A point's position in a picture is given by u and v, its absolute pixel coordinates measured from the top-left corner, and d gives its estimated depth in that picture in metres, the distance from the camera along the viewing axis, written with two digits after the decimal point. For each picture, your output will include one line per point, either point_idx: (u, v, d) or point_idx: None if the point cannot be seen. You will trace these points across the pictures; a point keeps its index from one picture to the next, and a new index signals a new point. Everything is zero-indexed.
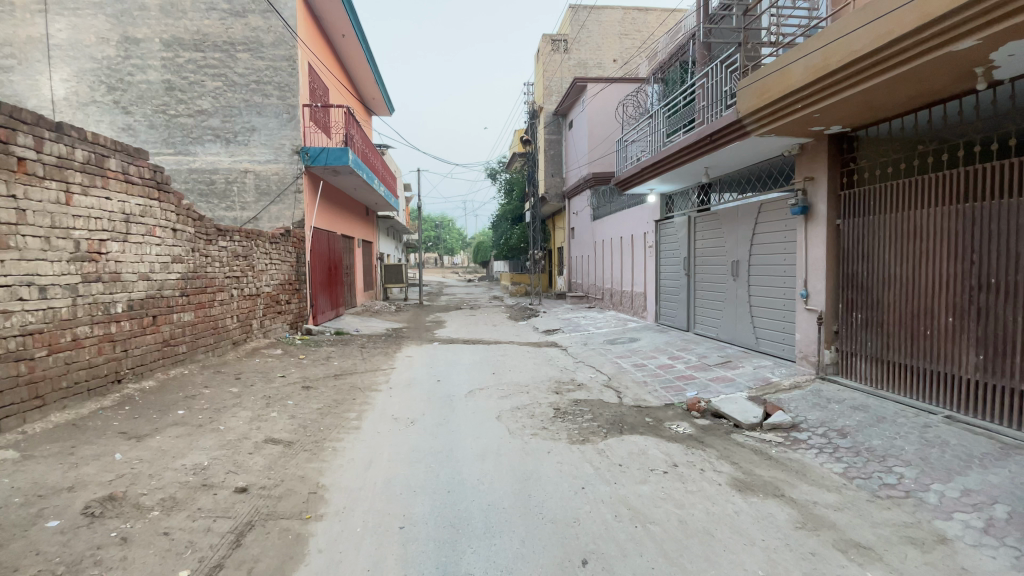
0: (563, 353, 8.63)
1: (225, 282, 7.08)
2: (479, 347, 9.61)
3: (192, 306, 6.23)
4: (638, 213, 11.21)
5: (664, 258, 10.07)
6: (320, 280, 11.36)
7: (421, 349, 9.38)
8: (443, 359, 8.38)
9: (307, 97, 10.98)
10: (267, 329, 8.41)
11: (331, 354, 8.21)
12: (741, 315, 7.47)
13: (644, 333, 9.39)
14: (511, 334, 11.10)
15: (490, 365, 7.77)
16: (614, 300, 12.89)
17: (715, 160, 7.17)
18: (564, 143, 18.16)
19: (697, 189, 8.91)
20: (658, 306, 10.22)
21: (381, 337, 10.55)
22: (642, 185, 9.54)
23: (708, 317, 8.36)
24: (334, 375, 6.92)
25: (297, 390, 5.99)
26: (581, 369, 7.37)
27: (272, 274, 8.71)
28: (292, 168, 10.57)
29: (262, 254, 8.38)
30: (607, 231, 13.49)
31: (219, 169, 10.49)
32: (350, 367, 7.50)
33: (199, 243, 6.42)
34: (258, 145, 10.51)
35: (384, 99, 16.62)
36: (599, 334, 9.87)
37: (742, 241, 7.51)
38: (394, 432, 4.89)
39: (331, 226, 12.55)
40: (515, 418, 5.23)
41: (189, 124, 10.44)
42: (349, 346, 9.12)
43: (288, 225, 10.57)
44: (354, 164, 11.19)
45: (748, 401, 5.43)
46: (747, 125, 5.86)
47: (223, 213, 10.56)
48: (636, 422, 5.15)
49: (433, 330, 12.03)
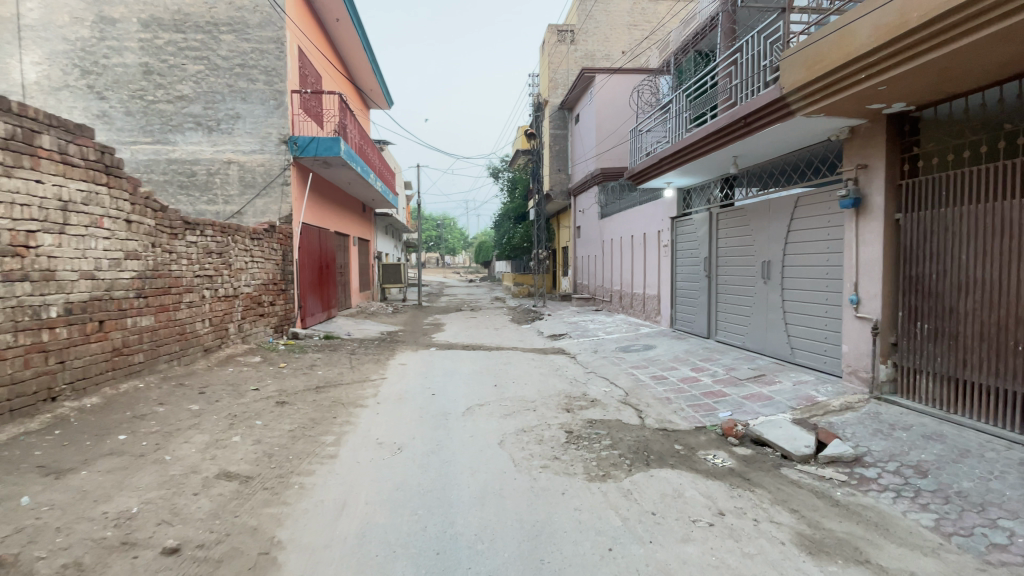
0: (571, 363, 7.83)
1: (195, 282, 6.29)
2: (480, 354, 8.80)
3: (151, 309, 5.44)
4: (652, 210, 10.39)
5: (680, 258, 9.29)
6: (310, 280, 10.57)
7: (416, 356, 8.58)
8: (440, 368, 7.59)
9: (296, 83, 10.17)
10: (246, 333, 7.63)
11: (316, 362, 7.42)
12: (773, 322, 6.69)
13: (660, 340, 8.57)
14: (514, 339, 10.29)
15: (493, 376, 6.96)
16: (623, 303, 12.11)
17: (746, 148, 6.38)
18: (570, 138, 17.36)
19: (720, 182, 8.12)
20: (674, 310, 9.45)
21: (373, 342, 9.75)
22: (659, 179, 8.75)
23: (733, 324, 7.58)
24: (316, 388, 6.11)
25: (269, 407, 5.20)
26: (593, 382, 6.57)
27: (252, 273, 7.93)
28: (280, 158, 9.78)
29: (241, 251, 7.60)
30: (616, 229, 12.69)
31: (201, 160, 9.71)
32: (335, 378, 6.70)
33: (161, 237, 5.64)
34: (243, 134, 9.73)
35: (383, 90, 15.85)
36: (610, 341, 9.06)
37: (774, 240, 6.72)
38: (376, 462, 4.08)
39: (324, 222, 11.78)
40: (521, 444, 4.43)
41: (168, 111, 9.66)
42: (337, 352, 8.33)
43: (274, 220, 9.78)
44: (347, 156, 10.40)
45: (794, 426, 4.63)
46: (791, 103, 5.06)
47: (204, 207, 9.77)
48: (664, 451, 4.36)
49: (430, 334, 11.24)
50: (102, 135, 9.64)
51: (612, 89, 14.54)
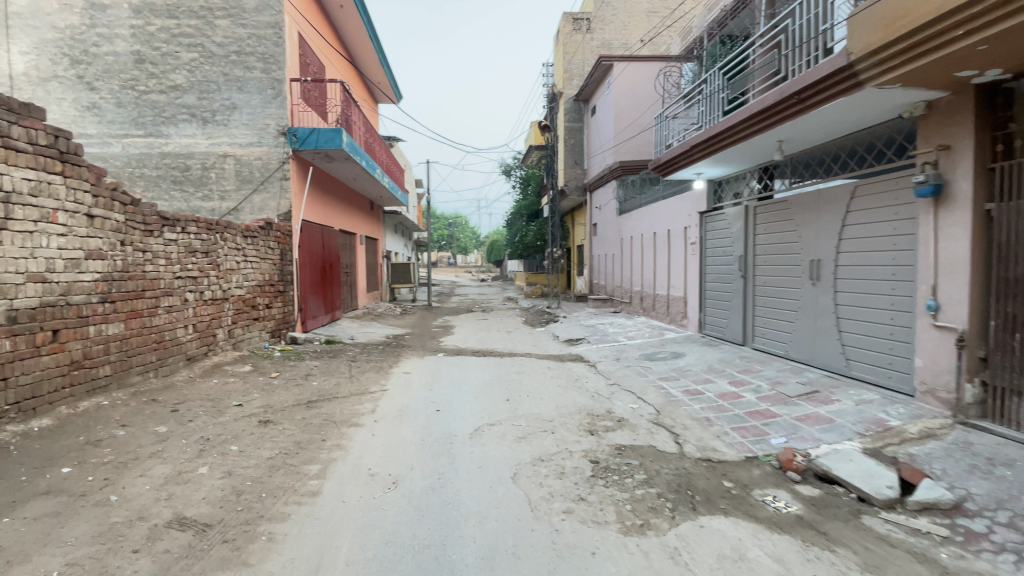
0: (592, 372, 7.08)
1: (175, 285, 5.68)
2: (491, 361, 8.09)
3: (120, 315, 4.84)
4: (678, 204, 9.60)
5: (709, 256, 8.51)
6: (312, 281, 9.96)
7: (422, 363, 7.90)
8: (447, 378, 6.89)
9: (296, 71, 9.53)
10: (237, 339, 7.02)
11: (312, 371, 6.77)
12: (824, 329, 5.90)
13: (690, 347, 7.79)
14: (528, 344, 9.57)
15: (505, 387, 6.24)
16: (645, 305, 11.33)
17: (795, 130, 5.60)
18: (586, 131, 16.57)
19: (758, 172, 7.36)
20: (703, 313, 8.66)
21: (378, 347, 9.10)
22: (688, 170, 7.96)
23: (774, 331, 6.80)
24: (307, 402, 5.44)
25: (250, 428, 4.54)
26: (619, 397, 5.81)
27: (245, 273, 7.33)
28: (278, 151, 9.15)
29: (232, 249, 7.00)
30: (637, 226, 11.89)
31: (195, 153, 9.12)
32: (331, 390, 6.03)
33: (133, 233, 5.03)
34: (239, 126, 9.11)
35: (391, 82, 15.21)
36: (633, 347, 8.29)
37: (823, 235, 5.93)
38: (364, 503, 3.38)
39: (328, 220, 11.16)
40: (539, 479, 3.71)
41: (161, 102, 9.08)
42: (337, 359, 7.67)
43: (272, 217, 9.15)
44: (350, 149, 9.72)
45: (867, 459, 3.87)
46: (860, 72, 4.27)
47: (199, 203, 9.18)
48: (712, 489, 3.62)
49: (439, 338, 10.57)
50: (92, 128, 9.09)
51: (632, 77, 13.72)
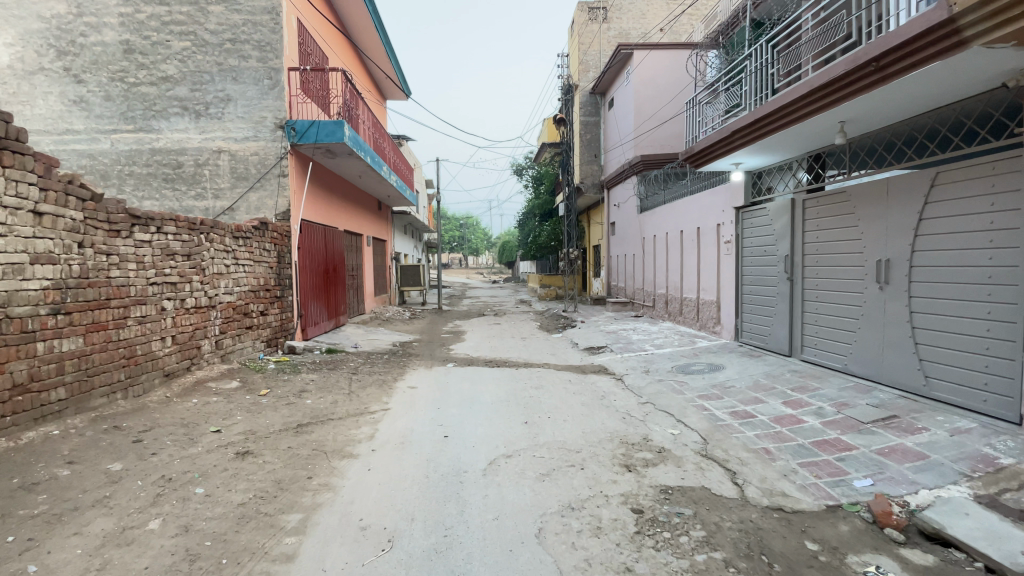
0: (620, 388, 6.28)
1: (149, 292, 5.00)
2: (507, 374, 7.29)
3: (79, 329, 4.19)
4: (709, 200, 8.78)
5: (746, 256, 7.69)
6: (314, 285, 9.28)
7: (429, 375, 7.17)
8: (457, 394, 6.13)
9: (294, 60, 8.79)
10: (227, 350, 6.36)
11: (307, 387, 6.03)
12: (895, 340, 5.08)
13: (728, 358, 6.97)
14: (546, 353, 8.78)
15: (524, 407, 5.45)
16: (670, 309, 10.49)
17: (864, 107, 4.79)
18: (604, 125, 15.69)
19: (807, 160, 6.53)
20: (739, 319, 7.85)
21: (382, 356, 8.35)
22: (725, 160, 7.14)
23: (828, 341, 5.98)
24: (296, 427, 4.70)
25: (225, 463, 3.83)
26: (657, 421, 5.00)
27: (236, 278, 6.65)
28: (275, 146, 8.39)
29: (221, 251, 6.32)
30: (661, 224, 11.07)
31: (187, 149, 8.44)
32: (326, 410, 5.32)
33: (93, 233, 4.37)
34: (234, 119, 8.41)
35: (398, 76, 14.53)
36: (664, 357, 7.47)
37: (892, 231, 5.12)
38: (350, 572, 2.63)
39: (331, 219, 10.48)
40: (570, 539, 2.94)
41: (152, 94, 8.47)
42: (336, 371, 6.93)
43: (269, 217, 8.41)
44: (352, 143, 8.98)
45: (986, 511, 3.06)
46: (963, 28, 3.45)
47: (191, 202, 8.48)
48: (794, 555, 2.82)
49: (449, 345, 9.81)
50: (80, 123, 8.52)
51: (654, 66, 12.83)
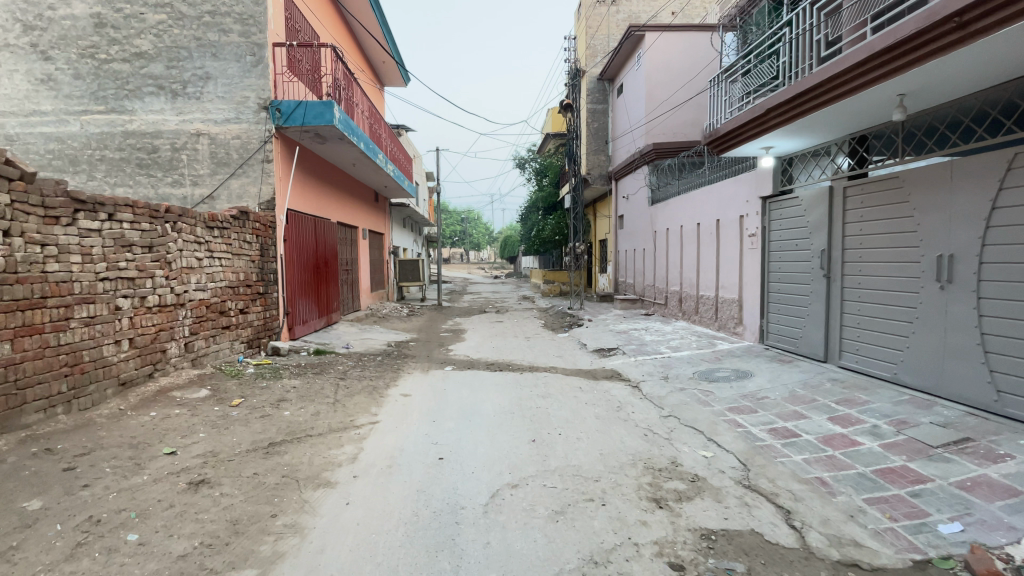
0: (639, 397, 5.60)
1: (98, 289, 4.35)
2: (511, 380, 6.58)
3: (4, 335, 3.53)
4: (731, 190, 8.06)
5: (774, 251, 7.00)
6: (303, 280, 8.62)
7: (424, 380, 6.50)
8: (456, 403, 5.47)
9: (280, 35, 8.02)
10: (200, 353, 5.70)
11: (286, 396, 5.33)
12: (958, 348, 4.41)
13: (757, 364, 6.30)
14: (552, 355, 8.09)
15: (532, 422, 4.75)
16: (685, 308, 9.83)
17: (933, 75, 4.09)
18: (613, 113, 14.91)
19: (849, 143, 5.83)
20: (765, 320, 7.18)
21: (374, 358, 7.64)
22: (754, 144, 6.45)
23: (873, 346, 5.31)
24: (266, 447, 4.02)
25: (173, 499, 3.16)
26: (687, 441, 4.31)
27: (210, 272, 5.96)
28: (259, 128, 7.63)
29: (191, 241, 5.62)
30: (675, 217, 10.36)
31: (163, 132, 7.73)
32: (305, 423, 4.65)
33: (20, 218, 3.72)
34: (213, 99, 7.67)
35: (396, 60, 13.77)
36: (683, 362, 6.78)
37: (956, 222, 4.44)
38: None
39: (322, 210, 9.79)
40: None
41: (125, 72, 7.76)
42: (322, 376, 6.23)
43: (252, 205, 7.66)
44: (344, 127, 8.24)
45: None
46: None
47: (168, 190, 7.76)
48: None
49: (448, 345, 9.10)
50: (47, 104, 7.81)
51: (667, 49, 12.08)
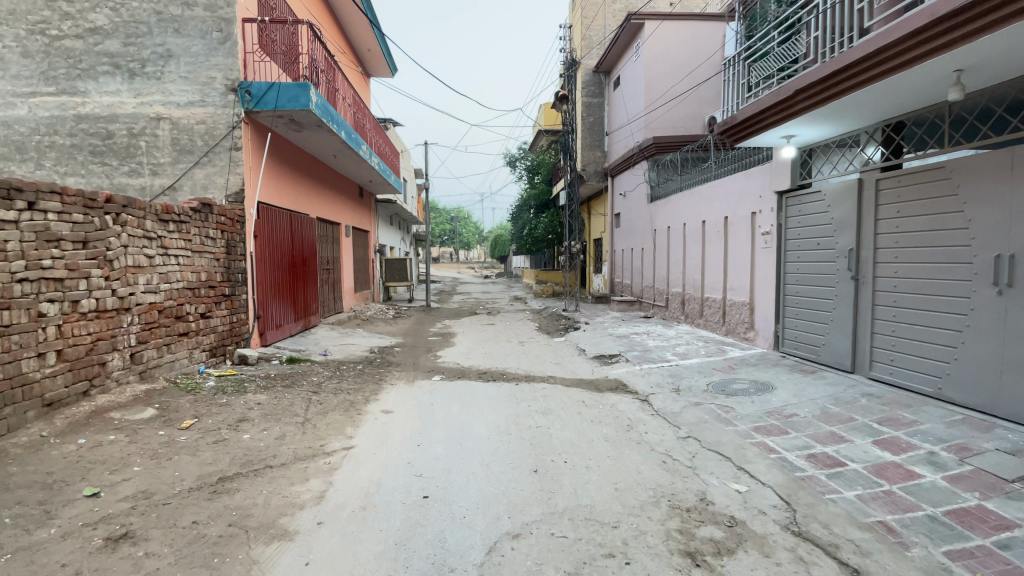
0: (651, 414, 4.98)
1: (14, 292, 3.62)
2: (506, 392, 5.90)
3: None
4: (741, 185, 7.49)
5: (791, 251, 6.44)
6: (278, 281, 7.90)
7: (409, 392, 5.83)
8: (444, 420, 4.83)
9: (251, 9, 7.26)
10: (150, 364, 4.98)
11: (248, 415, 4.61)
12: (1019, 360, 3.87)
13: (777, 374, 5.73)
14: (550, 362, 7.45)
15: (532, 446, 4.11)
16: (688, 311, 9.28)
17: (1002, 44, 3.51)
18: (609, 107, 14.33)
19: (880, 132, 5.27)
20: (780, 325, 6.63)
21: (354, 366, 6.93)
22: (774, 133, 5.87)
23: (911, 356, 4.76)
24: (214, 484, 3.33)
25: (79, 565, 2.46)
26: (714, 471, 3.70)
27: (163, 272, 5.22)
28: (226, 112, 6.88)
29: (140, 236, 4.89)
30: (677, 215, 9.79)
31: (119, 116, 6.92)
32: (267, 450, 3.94)
33: None
34: (176, 80, 6.91)
35: (381, 47, 13.06)
36: (694, 372, 6.17)
37: (1018, 216, 3.89)
38: None
39: (299, 205, 9.05)
40: None
41: (77, 49, 6.90)
42: (292, 389, 5.51)
43: (218, 198, 6.90)
44: (322, 112, 7.53)
45: None
46: None
47: (124, 179, 6.96)
48: None
49: (435, 351, 8.43)
50: None
51: (667, 39, 11.52)
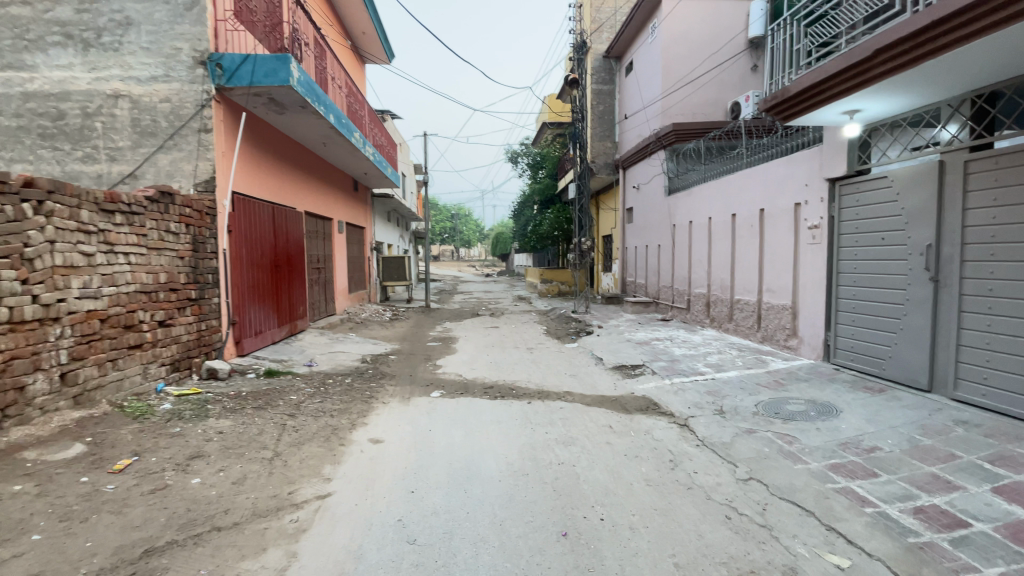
0: (698, 445, 4.10)
1: None
2: (518, 413, 5.01)
3: None
4: (782, 172, 6.61)
5: (847, 246, 5.56)
6: (258, 281, 7.02)
7: (405, 414, 4.95)
8: (445, 452, 3.96)
9: None
10: (89, 386, 4.12)
11: (203, 450, 3.74)
12: None
13: (838, 393, 4.85)
14: (565, 374, 6.56)
15: (556, 494, 3.24)
16: (714, 314, 8.42)
17: None
18: (621, 94, 13.46)
19: (966, 104, 4.39)
20: (832, 332, 5.76)
21: (342, 381, 6.04)
22: (835, 108, 4.98)
23: (1012, 375, 3.88)
24: (133, 563, 2.46)
25: None
26: (797, 534, 2.82)
27: (107, 273, 4.35)
28: (194, 89, 6.00)
29: (71, 229, 4.01)
30: (701, 208, 8.94)
31: (72, 93, 6.03)
32: (216, 502, 3.06)
33: None
34: (137, 51, 6.02)
35: (377, 29, 12.18)
36: (736, 389, 5.29)
37: None
38: None
39: (283, 196, 8.19)
40: None
41: (25, 18, 6.02)
42: (264, 412, 4.62)
43: (185, 187, 6.02)
44: (305, 90, 6.65)
45: None
46: None
47: (78, 167, 6.08)
48: None
49: (435, 359, 7.54)
50: None
51: (686, 17, 10.60)
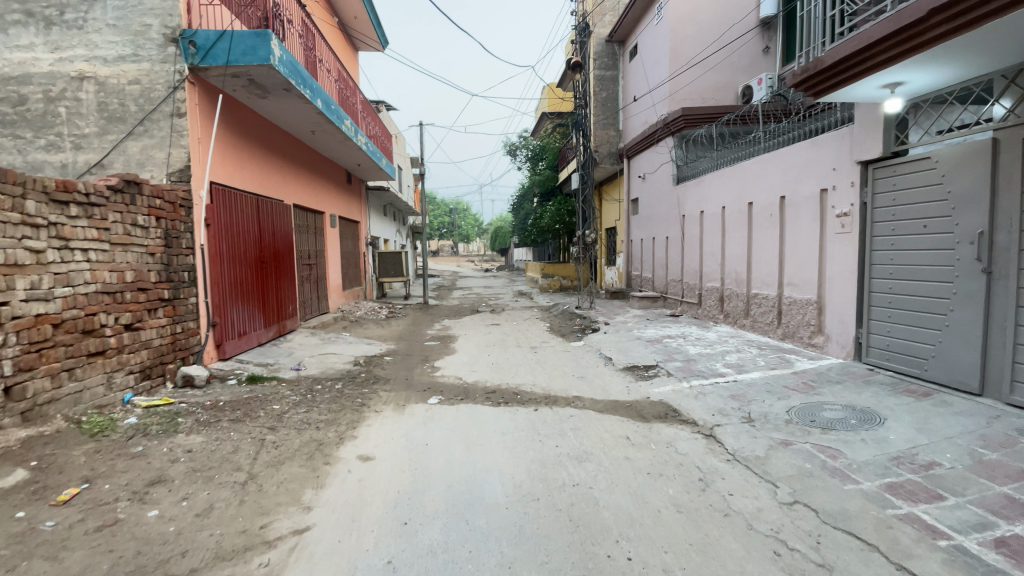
0: (728, 459, 3.63)
1: None
2: (524, 422, 4.55)
3: None
4: (806, 156, 6.14)
5: (881, 235, 5.10)
6: (241, 278, 6.54)
7: (399, 424, 4.48)
8: (444, 472, 3.49)
9: None
10: (40, 400, 3.65)
11: (166, 473, 3.27)
12: None
13: (877, 397, 4.39)
14: (573, 375, 6.09)
15: (572, 524, 2.78)
16: (729, 309, 7.96)
17: None
18: (625, 80, 12.95)
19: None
20: (864, 329, 5.30)
21: (331, 386, 5.57)
22: (875, 80, 4.46)
23: None
24: None
25: None
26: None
27: (61, 272, 3.87)
28: (165, 69, 5.48)
29: (14, 222, 3.52)
30: (713, 197, 8.45)
31: (33, 76, 5.50)
32: (172, 541, 2.59)
33: None
34: (102, 28, 5.50)
35: (369, 10, 11.61)
36: (763, 393, 4.83)
37: None
38: None
39: (268, 187, 7.68)
40: None
41: None
42: (242, 425, 4.15)
43: (158, 177, 5.53)
44: (288, 71, 6.13)
45: None
46: None
47: (41, 156, 5.56)
48: None
49: (433, 361, 7.06)
50: None
51: None
